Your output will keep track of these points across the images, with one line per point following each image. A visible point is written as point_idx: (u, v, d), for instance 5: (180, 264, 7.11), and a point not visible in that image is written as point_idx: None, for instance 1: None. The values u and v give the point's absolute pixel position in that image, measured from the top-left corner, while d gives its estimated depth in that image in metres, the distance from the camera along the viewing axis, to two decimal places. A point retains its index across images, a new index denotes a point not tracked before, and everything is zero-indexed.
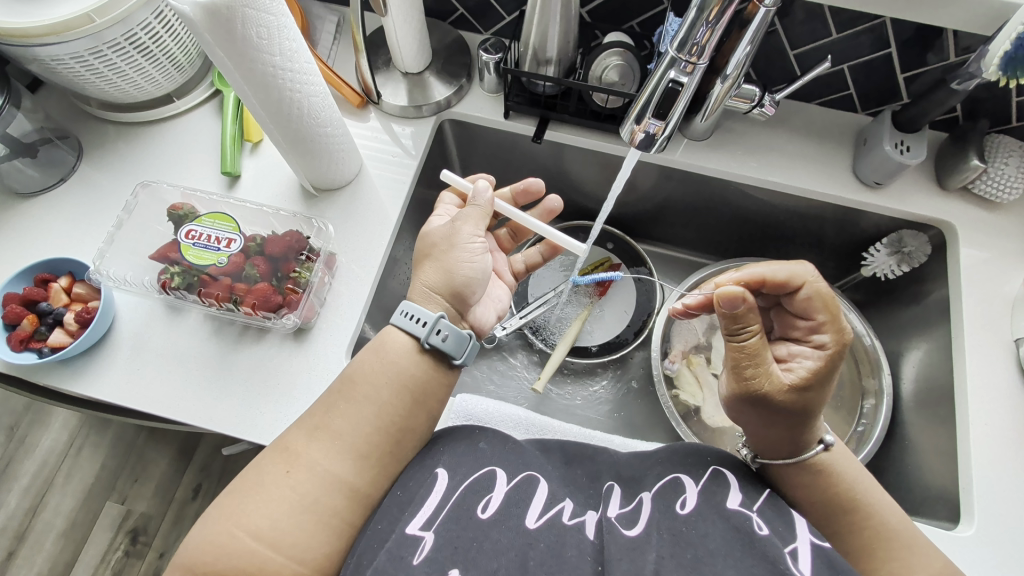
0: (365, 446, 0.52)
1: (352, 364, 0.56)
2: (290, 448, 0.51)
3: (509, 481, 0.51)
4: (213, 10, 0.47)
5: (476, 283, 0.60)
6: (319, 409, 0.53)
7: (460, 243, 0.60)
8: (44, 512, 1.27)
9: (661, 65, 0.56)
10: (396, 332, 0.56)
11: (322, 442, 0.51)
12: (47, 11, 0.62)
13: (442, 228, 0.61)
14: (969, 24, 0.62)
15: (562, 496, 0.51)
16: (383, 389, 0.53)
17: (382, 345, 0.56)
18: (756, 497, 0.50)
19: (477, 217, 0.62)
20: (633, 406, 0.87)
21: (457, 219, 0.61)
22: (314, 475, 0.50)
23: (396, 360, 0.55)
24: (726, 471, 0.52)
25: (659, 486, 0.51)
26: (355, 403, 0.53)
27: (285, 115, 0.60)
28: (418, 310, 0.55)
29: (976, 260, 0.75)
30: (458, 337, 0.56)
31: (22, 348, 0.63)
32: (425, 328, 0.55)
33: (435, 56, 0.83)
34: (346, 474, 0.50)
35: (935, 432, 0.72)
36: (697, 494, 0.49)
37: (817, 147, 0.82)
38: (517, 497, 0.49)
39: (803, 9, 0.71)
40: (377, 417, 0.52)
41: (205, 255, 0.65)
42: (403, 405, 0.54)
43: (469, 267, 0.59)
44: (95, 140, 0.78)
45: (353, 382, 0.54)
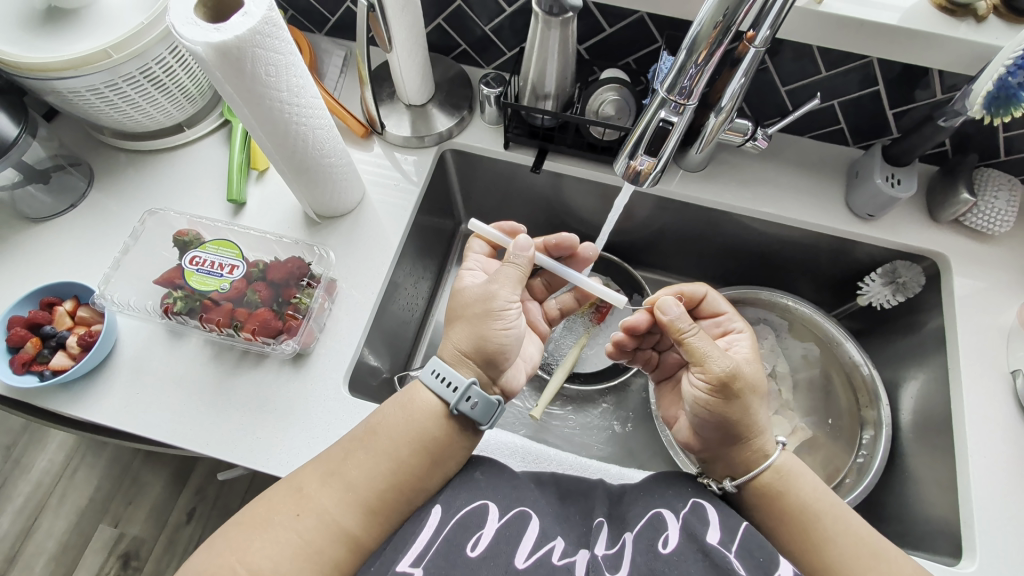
0: (375, 501, 0.52)
1: (376, 414, 0.56)
2: (302, 491, 0.52)
3: (500, 516, 0.50)
4: (224, 50, 0.49)
5: (508, 349, 0.59)
6: (338, 454, 0.54)
7: (497, 310, 0.59)
8: (36, 535, 1.25)
9: (651, 106, 0.57)
10: (424, 389, 0.56)
11: (333, 491, 0.51)
12: (67, 46, 0.65)
13: (481, 288, 0.60)
14: (953, 63, 0.65)
15: (553, 533, 0.50)
16: (403, 448, 0.53)
17: (411, 402, 0.55)
18: (737, 530, 0.49)
19: (514, 279, 0.61)
20: (631, 434, 0.87)
21: (496, 278, 0.61)
22: (321, 523, 0.50)
23: (420, 421, 0.54)
24: (705, 505, 0.52)
25: (641, 525, 0.51)
26: (372, 457, 0.53)
27: (292, 146, 0.62)
28: (450, 373, 0.55)
29: (971, 290, 0.76)
30: (487, 404, 0.56)
31: (23, 371, 0.64)
32: (456, 393, 0.55)
33: (438, 88, 0.86)
34: (351, 526, 0.51)
35: (934, 464, 0.71)
36: (678, 531, 0.50)
37: (810, 178, 0.83)
38: (507, 534, 0.49)
39: (793, 48, 0.73)
40: (391, 474, 0.52)
41: (208, 281, 0.66)
42: (419, 465, 0.53)
43: (502, 333, 0.59)
44: (106, 167, 0.80)
45: (374, 434, 0.54)
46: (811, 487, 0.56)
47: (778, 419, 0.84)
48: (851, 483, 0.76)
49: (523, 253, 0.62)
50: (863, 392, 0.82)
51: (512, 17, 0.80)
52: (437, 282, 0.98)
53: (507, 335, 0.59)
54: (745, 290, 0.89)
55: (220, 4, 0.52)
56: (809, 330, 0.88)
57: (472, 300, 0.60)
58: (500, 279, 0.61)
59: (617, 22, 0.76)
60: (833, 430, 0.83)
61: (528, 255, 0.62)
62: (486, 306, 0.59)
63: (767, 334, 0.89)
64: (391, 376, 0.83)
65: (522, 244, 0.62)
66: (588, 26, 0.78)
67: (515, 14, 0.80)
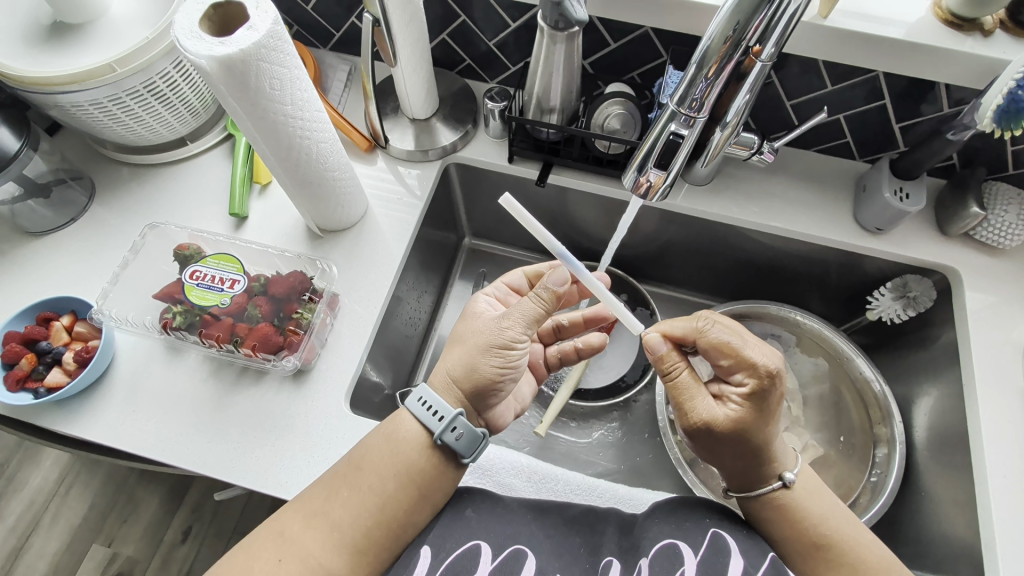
0: (362, 540, 0.50)
1: (360, 448, 0.54)
2: (284, 534, 0.50)
3: (493, 558, 0.51)
4: (228, 63, 0.48)
5: (498, 387, 0.57)
6: (321, 493, 0.52)
7: (500, 345, 0.57)
8: (27, 555, 1.22)
9: (661, 120, 0.56)
10: (409, 417, 0.54)
11: (320, 530, 0.50)
12: (70, 60, 0.65)
13: (493, 320, 0.58)
14: (960, 77, 0.64)
15: (551, 572, 0.50)
16: (389, 482, 0.51)
17: (394, 436, 0.54)
18: (758, 563, 0.49)
19: (527, 318, 0.58)
20: (639, 452, 0.85)
21: (510, 311, 0.58)
22: (304, 567, 0.48)
23: (405, 454, 0.53)
24: (723, 535, 0.51)
25: (657, 551, 0.50)
26: (359, 492, 0.51)
27: (294, 160, 0.61)
28: (437, 402, 0.53)
29: (983, 305, 0.74)
30: (473, 437, 0.54)
31: (18, 388, 0.63)
32: (441, 423, 0.53)
33: (443, 102, 0.86)
34: (337, 566, 0.49)
35: (952, 485, 0.69)
36: (695, 566, 0.48)
37: (817, 192, 0.83)
38: (502, 573, 0.50)
39: (798, 63, 0.73)
40: (379, 510, 0.51)
41: (208, 296, 0.65)
42: (407, 499, 0.52)
43: (495, 370, 0.56)
44: (108, 181, 0.80)
45: (358, 469, 0.52)
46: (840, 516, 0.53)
47: (789, 437, 0.82)
48: (865, 503, 0.75)
49: (552, 291, 0.57)
50: (875, 408, 0.80)
51: (517, 32, 0.80)
52: (440, 296, 0.96)
53: (501, 373, 0.57)
54: (754, 303, 0.87)
55: (227, 19, 0.52)
56: (818, 345, 0.87)
57: (481, 328, 0.58)
58: (513, 313, 0.58)
59: (622, 37, 0.76)
60: (846, 448, 0.81)
61: (557, 294, 0.57)
62: (490, 338, 0.57)
63: (776, 349, 0.88)
64: (393, 392, 0.81)
65: (558, 280, 0.57)
66: (593, 40, 0.78)
67: (520, 29, 0.80)
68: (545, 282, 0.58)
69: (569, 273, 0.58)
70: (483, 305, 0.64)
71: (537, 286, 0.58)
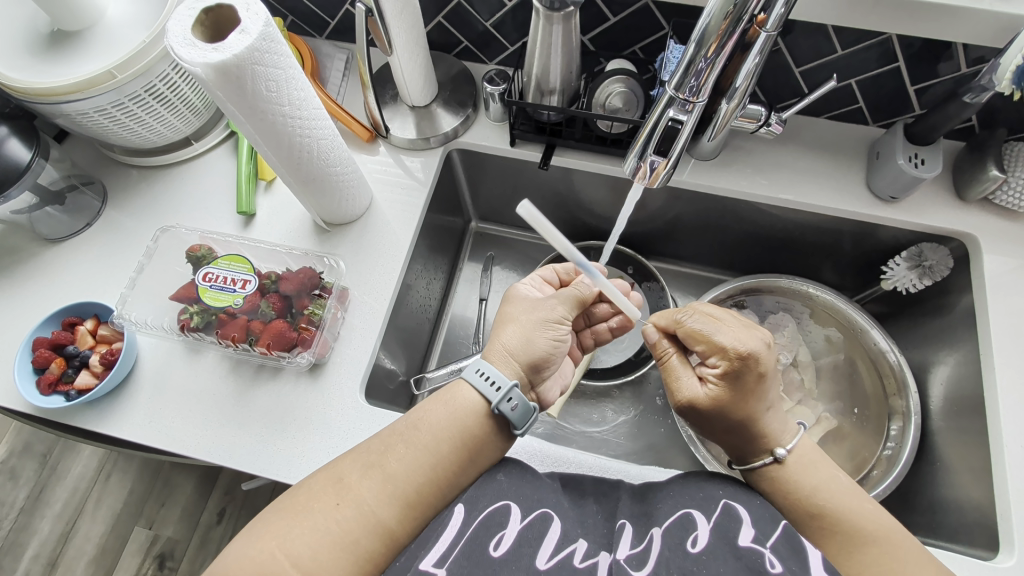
0: (413, 495, 0.52)
1: (420, 410, 0.56)
2: (342, 482, 0.52)
3: (523, 518, 0.51)
4: (224, 70, 0.48)
5: (552, 358, 0.61)
6: (379, 447, 0.54)
7: (554, 320, 0.62)
8: (76, 538, 1.30)
9: (659, 106, 0.55)
10: (468, 388, 0.57)
11: (375, 481, 0.52)
12: (70, 68, 0.65)
13: (543, 301, 0.63)
14: (979, 38, 0.61)
15: (576, 536, 0.51)
16: (445, 445, 0.54)
17: (454, 401, 0.56)
18: (770, 532, 0.48)
19: (572, 300, 0.64)
20: (652, 429, 0.86)
21: (557, 294, 0.64)
22: (359, 514, 0.50)
23: (462, 417, 0.55)
24: (735, 505, 0.51)
25: (670, 522, 0.51)
26: (415, 449, 0.53)
27: (296, 159, 0.62)
28: (496, 374, 0.56)
29: (1003, 270, 0.73)
30: (526, 410, 0.56)
31: (50, 392, 0.65)
32: (498, 393, 0.55)
33: (441, 87, 0.85)
34: (388, 517, 0.51)
35: (967, 451, 0.70)
36: (708, 531, 0.49)
37: (829, 161, 0.81)
38: (530, 535, 0.50)
39: (807, 27, 0.70)
40: (432, 469, 0.53)
41: (222, 297, 0.67)
42: (458, 461, 0.54)
43: (551, 342, 0.61)
44: (118, 185, 0.81)
45: (417, 429, 0.55)
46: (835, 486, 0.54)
47: (802, 409, 0.82)
48: (879, 474, 0.75)
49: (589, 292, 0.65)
50: (890, 379, 0.79)
51: (514, 11, 0.78)
52: (449, 280, 0.97)
53: (557, 345, 0.61)
54: (765, 278, 0.86)
55: (219, 23, 0.52)
56: (831, 316, 0.86)
57: (532, 308, 0.63)
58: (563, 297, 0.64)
59: (622, 11, 0.74)
60: (860, 420, 0.81)
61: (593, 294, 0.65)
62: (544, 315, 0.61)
63: (789, 321, 0.87)
64: (408, 379, 0.84)
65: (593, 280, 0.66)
66: (592, 16, 0.75)
67: (516, 8, 0.78)
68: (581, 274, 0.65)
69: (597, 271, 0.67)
70: (526, 291, 0.67)
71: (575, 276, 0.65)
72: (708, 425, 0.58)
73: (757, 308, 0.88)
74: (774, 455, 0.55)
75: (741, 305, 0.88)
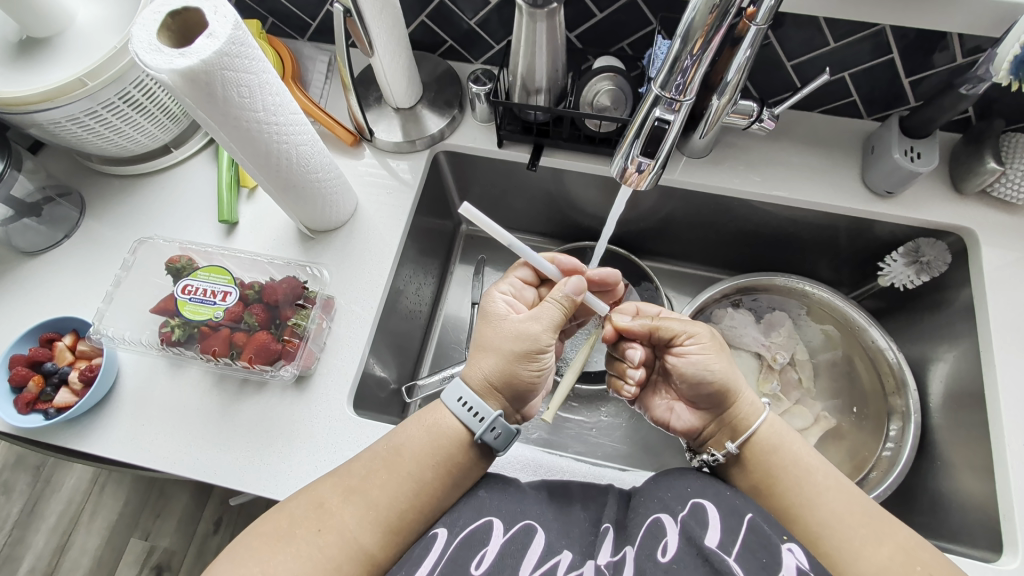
0: (396, 520, 0.51)
1: (400, 434, 0.55)
2: (323, 506, 0.51)
3: (505, 531, 0.51)
4: (191, 75, 0.46)
5: (537, 385, 0.59)
6: (360, 472, 0.53)
7: (536, 351, 0.57)
8: (71, 551, 1.28)
9: (644, 105, 0.53)
10: (450, 414, 0.55)
11: (357, 507, 0.51)
12: (41, 77, 0.63)
13: (521, 325, 0.58)
14: (974, 27, 0.60)
15: (560, 547, 0.50)
16: (427, 472, 0.52)
17: (437, 430, 0.54)
18: (736, 531, 0.48)
19: (554, 323, 0.58)
20: (648, 431, 0.85)
21: (538, 317, 0.58)
22: (341, 541, 0.49)
23: (446, 445, 0.54)
24: (704, 506, 0.50)
25: (642, 534, 0.50)
26: (397, 475, 0.52)
27: (274, 165, 0.60)
28: (479, 404, 0.55)
29: (1001, 264, 0.71)
30: (508, 434, 0.56)
31: (28, 410, 0.64)
32: (482, 423, 0.54)
33: (426, 88, 0.83)
34: (372, 545, 0.50)
35: (968, 449, 0.68)
36: (677, 536, 0.48)
37: (823, 156, 0.79)
38: (513, 547, 0.49)
39: (798, 20, 0.68)
40: (415, 494, 0.52)
41: (202, 310, 0.65)
42: (440, 487, 0.53)
43: (534, 373, 0.58)
44: (96, 196, 0.79)
45: (398, 456, 0.53)
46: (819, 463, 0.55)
47: (800, 409, 0.81)
48: (878, 475, 0.73)
49: (571, 299, 0.59)
50: (890, 378, 0.78)
51: (498, 9, 0.77)
52: (440, 283, 0.95)
53: (539, 373, 0.58)
54: (761, 276, 0.84)
55: (187, 27, 0.50)
56: (828, 313, 0.84)
57: (512, 336, 0.57)
58: (542, 319, 0.58)
59: (608, 7, 0.72)
60: (859, 418, 0.79)
61: (576, 302, 0.59)
62: (526, 346, 0.57)
63: (785, 320, 0.85)
64: (399, 386, 0.82)
65: (575, 288, 0.59)
66: (578, 12, 0.74)
67: (500, 5, 0.76)
68: (560, 290, 0.59)
69: (582, 280, 0.60)
70: (501, 306, 0.62)
71: (554, 294, 0.59)
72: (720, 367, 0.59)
73: (753, 307, 0.87)
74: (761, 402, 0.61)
75: (737, 303, 0.86)
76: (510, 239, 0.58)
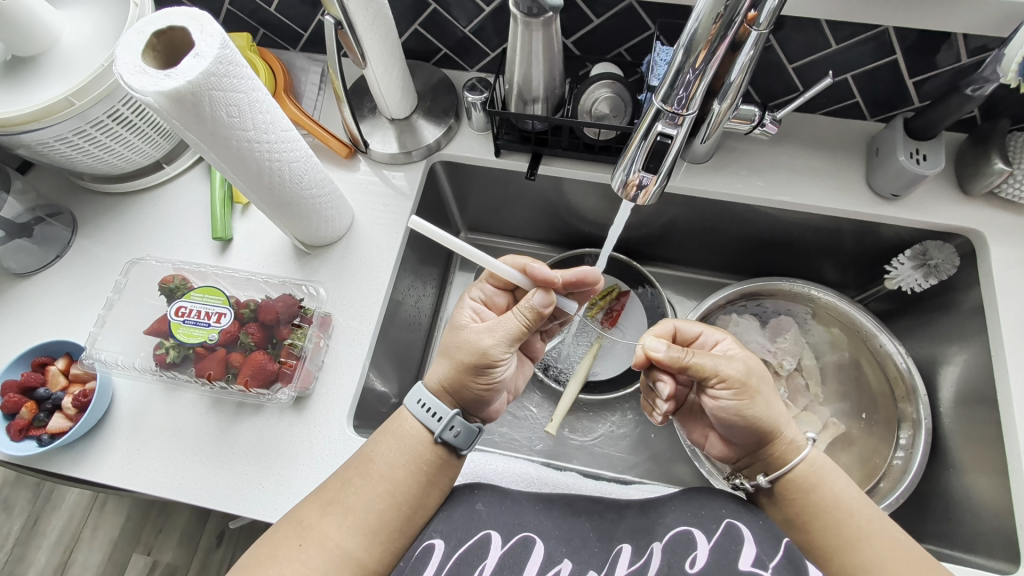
0: (377, 523, 0.50)
1: (370, 442, 0.54)
2: (303, 522, 0.49)
3: (503, 543, 0.52)
4: (178, 97, 0.45)
5: (488, 397, 0.56)
6: (336, 483, 0.52)
7: (484, 362, 0.54)
8: (74, 568, 1.27)
9: (647, 118, 0.52)
10: (411, 417, 0.54)
11: (336, 516, 0.50)
12: (29, 97, 0.62)
13: (474, 336, 0.55)
14: (981, 26, 0.58)
15: (560, 557, 0.52)
16: (399, 471, 0.52)
17: (401, 433, 0.53)
18: (773, 553, 0.48)
19: (510, 335, 0.54)
20: (655, 441, 0.83)
21: (493, 328, 0.55)
22: (323, 551, 0.48)
23: (415, 447, 0.53)
24: (738, 524, 0.50)
25: (670, 539, 0.50)
26: (370, 479, 0.51)
27: (267, 182, 0.58)
28: (434, 402, 0.53)
29: (1011, 265, 0.70)
30: (470, 433, 0.54)
31: (22, 437, 0.62)
32: (440, 422, 0.53)
33: (421, 98, 0.81)
34: (358, 552, 0.49)
35: (982, 455, 0.67)
36: (708, 551, 0.49)
37: (827, 158, 0.78)
38: (509, 561, 0.51)
39: (798, 22, 0.67)
40: (389, 495, 0.51)
41: (196, 332, 0.63)
42: (416, 486, 0.52)
43: (484, 387, 0.54)
44: (88, 214, 0.78)
45: (368, 461, 0.52)
46: (846, 489, 0.53)
47: (808, 416, 0.79)
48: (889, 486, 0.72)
49: (536, 312, 0.54)
50: (899, 385, 0.76)
51: (492, 17, 0.75)
52: (439, 292, 0.94)
53: (489, 387, 0.55)
54: (767, 281, 0.83)
55: (173, 46, 0.49)
56: (833, 317, 0.83)
57: (464, 345, 0.54)
58: (497, 332, 0.54)
59: (605, 12, 0.71)
60: (868, 424, 0.78)
61: (543, 315, 0.54)
62: (473, 358, 0.53)
63: (790, 325, 0.84)
64: (400, 401, 0.80)
65: (543, 302, 0.54)
66: (574, 18, 0.72)
67: (494, 13, 0.75)
68: (529, 303, 0.54)
69: (552, 295, 0.55)
70: (465, 315, 0.60)
71: (520, 305, 0.55)
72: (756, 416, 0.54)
73: (757, 313, 0.85)
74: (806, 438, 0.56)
75: (742, 309, 0.85)
76: (465, 247, 0.53)
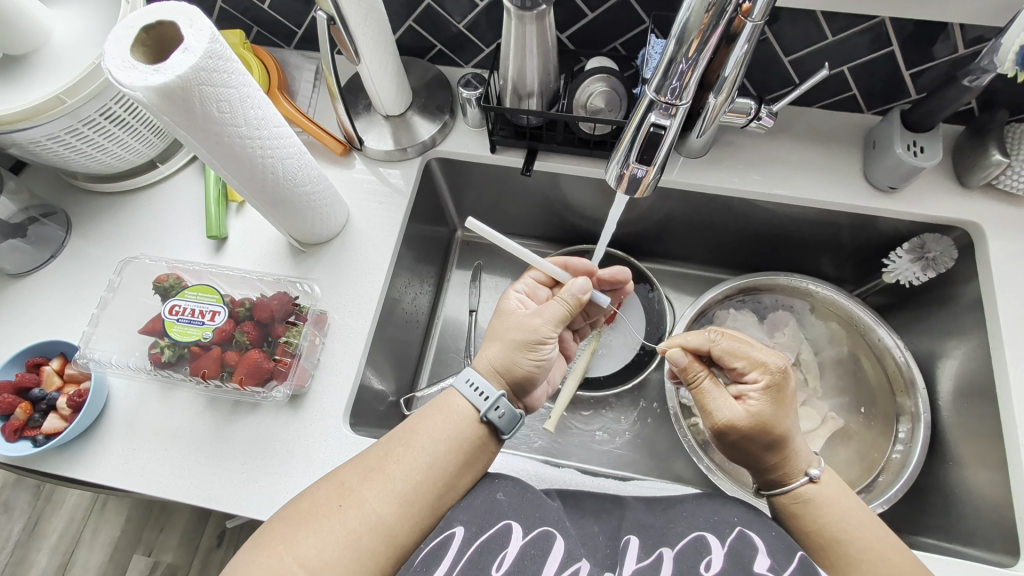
0: (413, 493, 0.49)
1: (416, 416, 0.55)
2: (344, 486, 0.50)
3: (525, 534, 0.48)
4: (167, 92, 0.45)
5: (537, 375, 0.58)
6: (379, 453, 0.52)
7: (535, 341, 0.58)
8: (74, 570, 1.27)
9: (640, 109, 0.51)
10: (459, 398, 0.55)
11: (376, 484, 0.49)
12: (21, 95, 0.62)
13: (524, 318, 0.59)
14: (979, 16, 0.58)
15: (579, 554, 0.47)
16: (439, 444, 0.52)
17: (449, 408, 0.54)
18: (787, 564, 0.46)
19: (555, 317, 0.59)
20: (653, 437, 0.83)
21: (541, 311, 0.59)
22: (360, 517, 0.48)
23: (456, 422, 0.53)
24: (749, 532, 0.48)
25: (682, 543, 0.48)
26: (413, 450, 0.51)
27: (260, 179, 0.58)
28: (484, 384, 0.55)
29: (1009, 257, 0.69)
30: (514, 417, 0.55)
31: (17, 438, 0.62)
32: (487, 401, 0.54)
33: (416, 94, 0.81)
34: (392, 523, 0.48)
35: (982, 449, 0.66)
36: (722, 556, 0.46)
37: (824, 151, 0.78)
38: (532, 551, 0.47)
39: (793, 14, 0.67)
40: (429, 468, 0.50)
41: (190, 331, 0.63)
42: (453, 463, 0.52)
43: (534, 362, 0.57)
44: (82, 214, 0.77)
45: (413, 433, 0.53)
46: (846, 510, 0.51)
47: (807, 411, 0.79)
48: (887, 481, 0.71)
49: (577, 298, 0.59)
50: (898, 380, 0.76)
51: (487, 11, 0.75)
52: (437, 290, 0.93)
53: (539, 364, 0.58)
54: (765, 276, 0.82)
55: (163, 41, 0.48)
56: (832, 311, 0.82)
57: (514, 326, 0.59)
58: (545, 313, 0.59)
59: (599, 6, 0.70)
60: (867, 419, 0.78)
61: (583, 301, 0.60)
62: (525, 335, 0.57)
63: (788, 320, 0.83)
64: (398, 399, 0.80)
65: (581, 287, 0.59)
66: (569, 13, 0.72)
67: (489, 7, 0.74)
68: (569, 289, 0.60)
69: (588, 281, 0.60)
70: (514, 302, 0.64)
71: (562, 292, 0.60)
72: (749, 445, 0.55)
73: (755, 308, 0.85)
74: (808, 473, 0.54)
75: (740, 304, 0.85)
76: (504, 241, 0.60)
